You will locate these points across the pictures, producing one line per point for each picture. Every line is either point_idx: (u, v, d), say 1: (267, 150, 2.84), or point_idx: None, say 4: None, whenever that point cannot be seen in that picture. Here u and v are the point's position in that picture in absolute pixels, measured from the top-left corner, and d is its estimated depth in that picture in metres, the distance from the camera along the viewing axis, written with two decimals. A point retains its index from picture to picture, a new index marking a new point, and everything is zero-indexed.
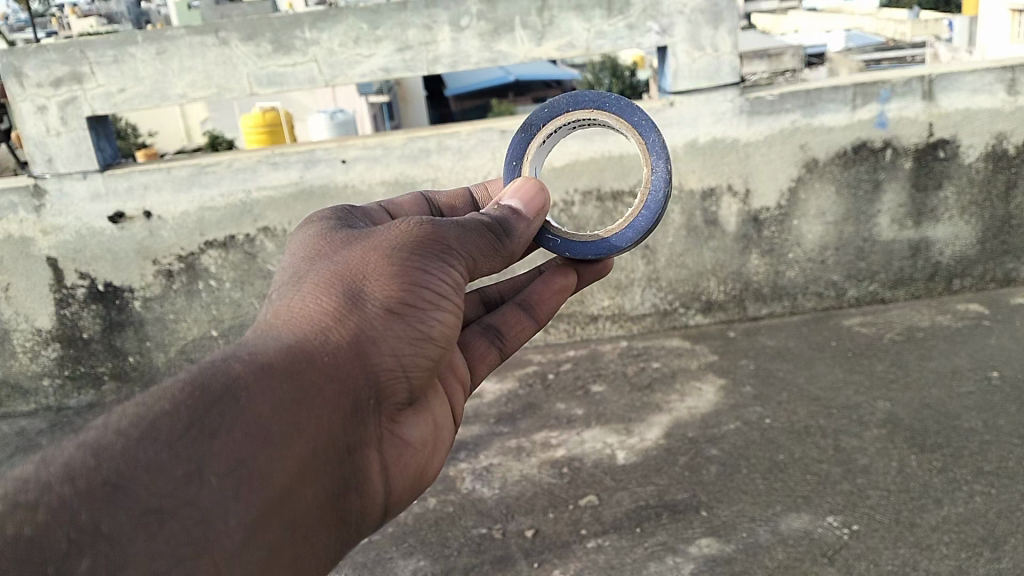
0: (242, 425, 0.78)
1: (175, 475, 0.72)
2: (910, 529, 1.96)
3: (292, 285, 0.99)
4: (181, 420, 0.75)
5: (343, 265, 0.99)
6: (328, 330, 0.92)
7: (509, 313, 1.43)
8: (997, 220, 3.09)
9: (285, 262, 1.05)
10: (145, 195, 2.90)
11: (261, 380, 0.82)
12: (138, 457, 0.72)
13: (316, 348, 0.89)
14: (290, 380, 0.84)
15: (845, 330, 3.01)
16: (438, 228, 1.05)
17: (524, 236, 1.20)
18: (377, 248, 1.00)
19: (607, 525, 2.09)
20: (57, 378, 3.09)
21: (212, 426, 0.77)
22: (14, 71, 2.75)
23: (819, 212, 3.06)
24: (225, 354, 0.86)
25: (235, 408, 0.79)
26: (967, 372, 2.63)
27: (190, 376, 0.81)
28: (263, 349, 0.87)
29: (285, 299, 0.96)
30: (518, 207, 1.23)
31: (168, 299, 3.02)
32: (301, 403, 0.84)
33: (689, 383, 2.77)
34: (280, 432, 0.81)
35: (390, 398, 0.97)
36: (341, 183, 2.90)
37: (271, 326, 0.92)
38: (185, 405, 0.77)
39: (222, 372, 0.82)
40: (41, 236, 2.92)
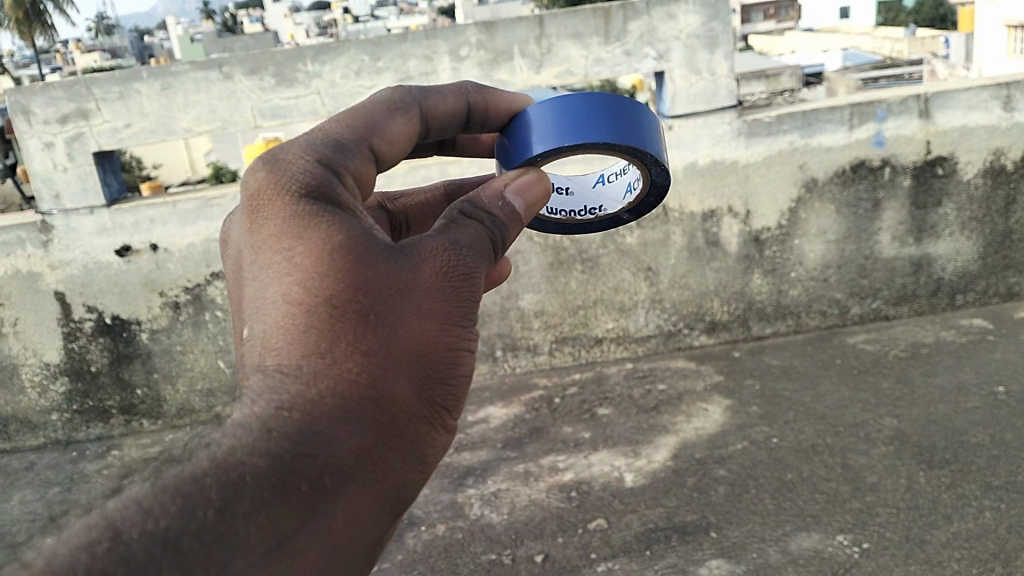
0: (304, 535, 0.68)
1: None
2: (921, 546, 1.96)
3: (304, 338, 0.76)
4: (234, 529, 0.63)
5: (380, 319, 0.79)
6: (372, 407, 0.77)
7: None
8: (998, 235, 3.10)
9: (274, 287, 0.78)
10: (151, 229, 2.93)
11: (334, 491, 0.71)
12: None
13: (364, 429, 0.76)
14: (344, 475, 0.72)
15: (849, 347, 3.02)
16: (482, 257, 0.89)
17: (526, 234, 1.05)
18: (416, 291, 0.82)
19: (617, 548, 2.09)
20: (65, 412, 3.10)
21: (294, 549, 0.67)
22: (21, 109, 2.78)
23: (820, 231, 3.07)
24: (257, 447, 0.68)
25: (291, 517, 0.67)
26: (973, 388, 2.63)
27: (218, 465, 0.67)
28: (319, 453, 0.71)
29: (306, 362, 0.75)
30: (529, 209, 1.01)
31: (174, 331, 3.04)
32: (360, 497, 0.74)
33: (695, 404, 2.77)
34: (345, 533, 0.72)
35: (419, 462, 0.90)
36: None
37: (299, 414, 0.72)
38: (254, 522, 0.65)
39: (265, 469, 0.67)
40: (49, 271, 2.95)
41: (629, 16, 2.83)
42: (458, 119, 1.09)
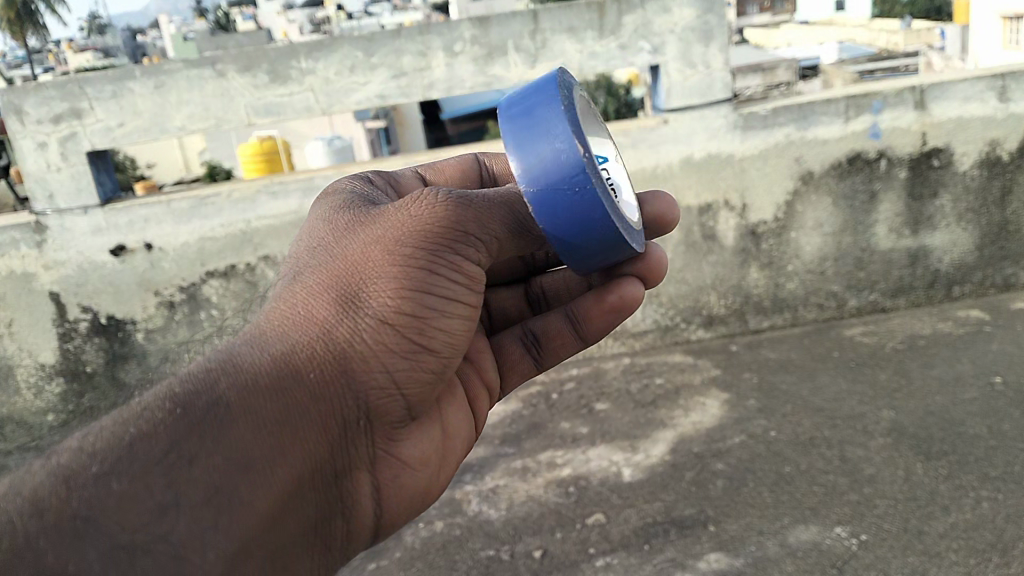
0: (223, 452, 0.79)
1: (149, 506, 0.74)
2: (919, 537, 1.95)
3: (283, 280, 0.99)
4: (159, 445, 0.77)
5: (330, 259, 0.97)
6: (318, 343, 0.90)
7: (553, 324, 1.30)
8: (994, 226, 3.10)
9: (291, 250, 1.05)
10: (145, 228, 2.91)
11: (262, 408, 0.84)
12: (111, 487, 0.73)
13: (305, 361, 0.89)
14: (275, 399, 0.85)
15: (846, 340, 3.02)
16: (458, 211, 0.98)
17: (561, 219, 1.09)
18: (381, 241, 0.96)
19: (615, 543, 2.08)
20: (61, 413, 3.09)
21: (191, 451, 0.78)
22: (14, 109, 2.77)
23: (817, 224, 3.07)
24: (218, 360, 0.87)
25: (215, 431, 0.80)
26: (970, 379, 2.63)
27: (172, 389, 0.83)
28: (246, 359, 0.87)
29: (279, 299, 0.95)
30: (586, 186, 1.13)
31: (170, 330, 3.03)
32: (286, 424, 0.85)
33: (693, 398, 2.77)
34: (263, 460, 0.82)
35: (385, 420, 0.96)
36: None
37: (258, 326, 0.92)
38: (159, 423, 0.78)
39: (205, 390, 0.82)
40: (44, 272, 2.94)
41: (623, 10, 2.83)
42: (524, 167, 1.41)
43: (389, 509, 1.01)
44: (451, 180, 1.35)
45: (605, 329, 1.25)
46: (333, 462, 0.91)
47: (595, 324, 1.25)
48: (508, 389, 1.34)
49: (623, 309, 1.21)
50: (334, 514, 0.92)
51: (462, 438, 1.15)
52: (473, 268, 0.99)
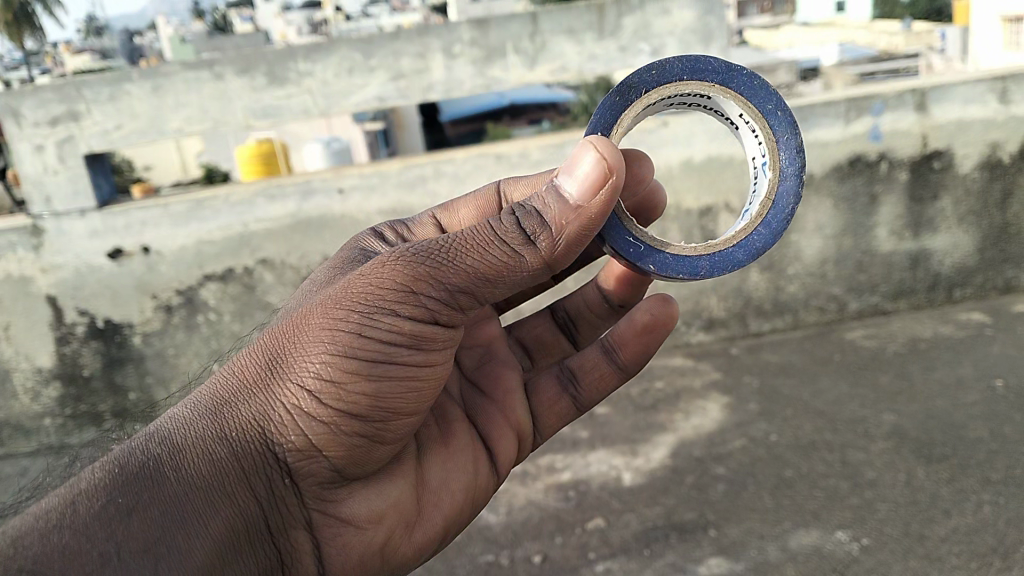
0: (147, 512, 0.91)
1: (75, 564, 0.85)
2: (920, 541, 1.94)
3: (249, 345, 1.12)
4: (87, 507, 0.90)
5: (283, 324, 1.07)
6: (252, 404, 1.00)
7: (588, 355, 1.41)
8: (995, 229, 3.09)
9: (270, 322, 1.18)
10: (143, 231, 2.90)
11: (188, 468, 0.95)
12: (42, 547, 0.86)
13: (237, 426, 0.99)
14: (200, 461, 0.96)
15: (847, 344, 3.00)
16: (407, 273, 1.03)
17: (558, 221, 1.04)
18: (320, 308, 1.05)
19: (616, 548, 2.07)
20: (58, 417, 3.07)
21: (114, 512, 0.90)
22: (12, 111, 2.78)
23: (817, 226, 3.05)
24: (165, 425, 0.99)
25: (140, 493, 0.92)
26: (971, 382, 2.62)
27: (119, 454, 0.96)
28: (183, 423, 0.99)
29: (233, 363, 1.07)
30: (586, 179, 1.03)
31: (167, 334, 3.02)
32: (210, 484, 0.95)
33: (694, 402, 2.75)
34: (186, 517, 0.92)
35: (321, 479, 1.03)
36: (339, 213, 2.91)
37: (206, 386, 1.04)
38: (95, 488, 0.92)
39: (141, 453, 0.95)
40: (41, 275, 2.92)
41: (623, 12, 2.82)
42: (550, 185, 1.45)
43: (338, 565, 1.08)
44: (460, 219, 1.45)
45: (641, 356, 1.38)
46: (263, 518, 0.99)
47: (631, 351, 1.38)
48: (543, 427, 1.41)
49: (657, 330, 1.36)
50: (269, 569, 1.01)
51: (443, 489, 1.22)
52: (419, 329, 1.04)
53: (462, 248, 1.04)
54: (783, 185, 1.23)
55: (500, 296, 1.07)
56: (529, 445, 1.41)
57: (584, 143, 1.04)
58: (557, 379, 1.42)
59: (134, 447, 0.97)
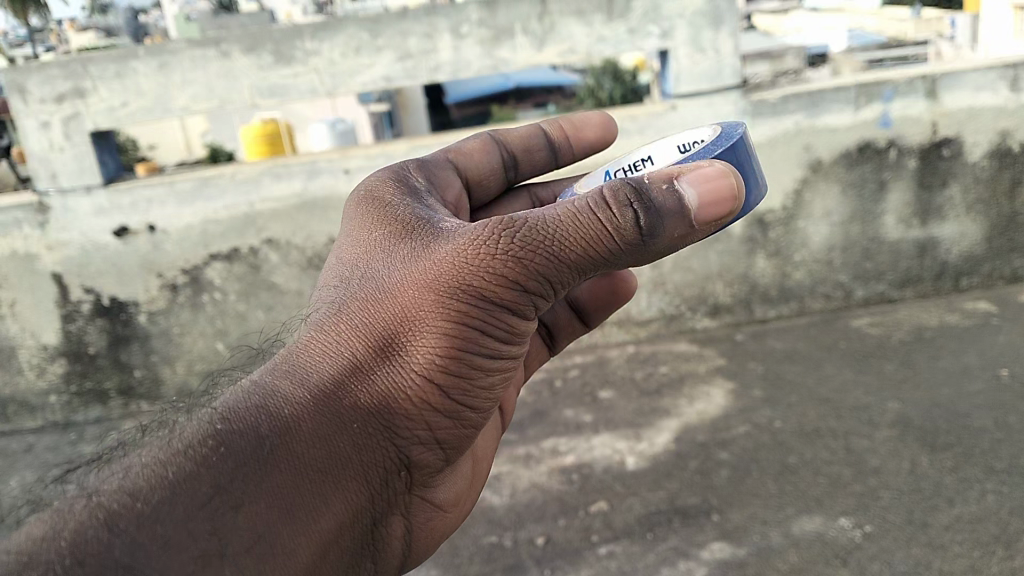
0: (267, 498, 0.89)
1: (193, 555, 0.83)
2: (923, 529, 1.94)
3: (321, 312, 1.08)
4: (206, 490, 0.86)
5: (380, 299, 1.06)
6: (359, 387, 1.00)
7: None
8: (1003, 218, 3.08)
9: (342, 286, 1.15)
10: (148, 209, 2.90)
11: (300, 450, 0.94)
12: (162, 532, 0.83)
13: (342, 406, 0.99)
14: (314, 444, 0.95)
15: (853, 331, 3.00)
16: (518, 266, 1.01)
17: (671, 233, 1.00)
18: (428, 290, 1.04)
19: (619, 531, 2.07)
20: (64, 394, 3.08)
21: (236, 496, 0.87)
22: (18, 88, 2.77)
23: (825, 213, 3.04)
24: (268, 394, 0.97)
25: (257, 476, 0.90)
26: (977, 371, 2.61)
27: (224, 421, 0.93)
28: (285, 398, 0.96)
29: (324, 330, 1.05)
30: (709, 202, 1.01)
31: (173, 313, 3.02)
32: (323, 470, 0.95)
33: (698, 387, 2.75)
34: (300, 502, 0.92)
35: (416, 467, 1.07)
36: (345, 193, 2.90)
37: (309, 357, 1.02)
38: (207, 463, 0.88)
39: (251, 428, 0.93)
40: (46, 252, 2.92)
41: None
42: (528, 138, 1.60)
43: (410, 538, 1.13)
44: (475, 160, 1.53)
45: None
46: (367, 503, 1.01)
47: None
48: None
49: None
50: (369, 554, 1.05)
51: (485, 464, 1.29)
52: (512, 323, 1.05)
53: (568, 241, 0.99)
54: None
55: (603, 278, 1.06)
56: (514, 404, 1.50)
57: (719, 169, 1.03)
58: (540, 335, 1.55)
59: (240, 422, 0.94)
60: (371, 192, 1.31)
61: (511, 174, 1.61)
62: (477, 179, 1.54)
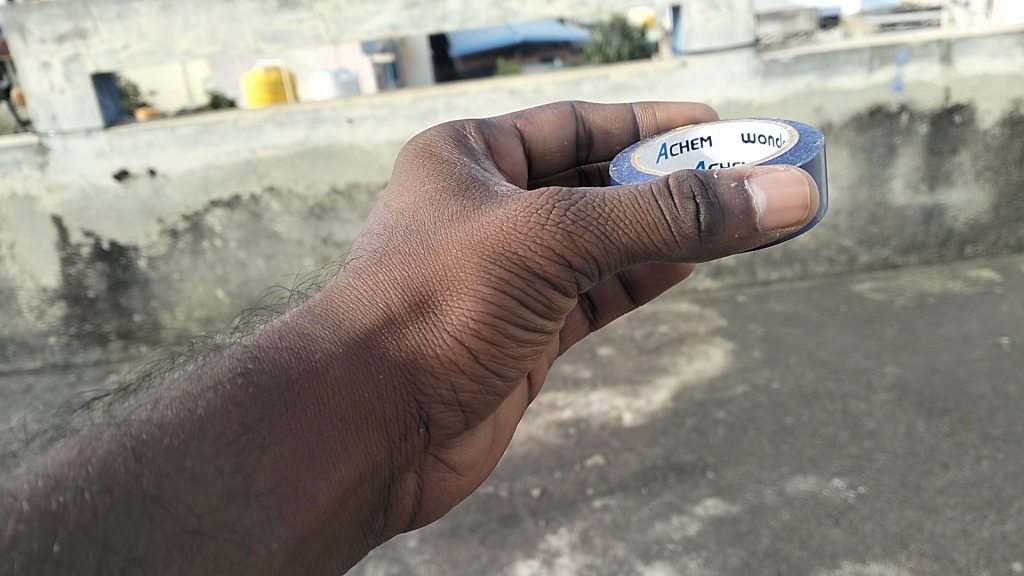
0: (293, 442, 0.86)
1: (216, 493, 0.79)
2: (917, 492, 1.95)
3: (362, 258, 1.05)
4: (232, 427, 0.83)
5: (422, 248, 1.02)
6: (395, 340, 0.97)
7: (608, 287, 1.52)
8: (1012, 186, 3.04)
9: (380, 226, 1.11)
10: (149, 154, 2.87)
11: (331, 400, 0.90)
12: (183, 466, 0.79)
13: (375, 359, 0.96)
14: (343, 394, 0.92)
15: (856, 295, 2.99)
16: (567, 229, 0.97)
17: (732, 233, 0.98)
18: (471, 242, 1.00)
19: (614, 485, 2.09)
20: (63, 336, 3.09)
21: (261, 438, 0.84)
22: (18, 27, 2.72)
23: (833, 176, 3.01)
24: (303, 336, 0.93)
25: (286, 420, 0.86)
26: (978, 339, 2.61)
27: (255, 362, 0.89)
28: (320, 345, 0.93)
29: (361, 275, 1.01)
30: (782, 206, 0.98)
31: (173, 259, 3.01)
32: (349, 422, 0.92)
33: (697, 347, 2.75)
34: (325, 453, 0.89)
35: (438, 427, 1.04)
36: (348, 143, 2.87)
37: (346, 304, 0.98)
38: (236, 400, 0.85)
39: (282, 371, 0.89)
40: (46, 193, 2.90)
41: None
42: (613, 120, 1.53)
43: (423, 498, 1.11)
44: (544, 134, 1.48)
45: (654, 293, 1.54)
46: (389, 461, 0.98)
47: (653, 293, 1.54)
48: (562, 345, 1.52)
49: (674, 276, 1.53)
50: (383, 506, 1.01)
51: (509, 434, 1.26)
52: (554, 296, 1.02)
53: (624, 215, 0.97)
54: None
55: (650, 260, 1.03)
56: (543, 373, 1.46)
57: (798, 178, 1.01)
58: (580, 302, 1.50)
59: (272, 361, 0.90)
60: (424, 144, 1.27)
61: (583, 152, 1.55)
62: (540, 153, 1.50)
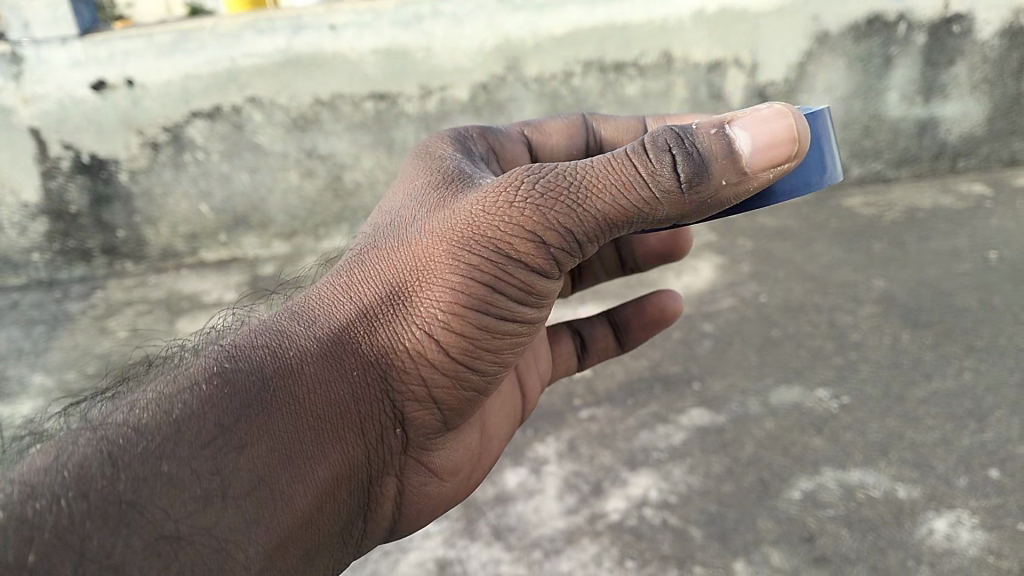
0: (270, 444, 0.91)
1: (194, 494, 0.83)
2: (899, 402, 1.98)
3: (339, 269, 1.11)
4: (210, 430, 0.88)
5: (395, 255, 1.07)
6: (369, 340, 1.03)
7: (600, 330, 1.64)
8: (1008, 99, 3.00)
9: (359, 241, 1.17)
10: (126, 63, 2.78)
11: (308, 401, 0.95)
12: (161, 469, 0.83)
13: (351, 360, 1.01)
14: (318, 396, 0.97)
15: (845, 209, 2.98)
16: (537, 212, 1.00)
17: (718, 181, 0.96)
18: (441, 243, 1.05)
19: (601, 396, 2.11)
20: (47, 252, 3.07)
21: (237, 440, 0.88)
22: None
23: (827, 86, 2.96)
24: (282, 342, 0.99)
25: (262, 422, 0.91)
26: (966, 253, 2.60)
27: (234, 367, 0.94)
28: (297, 350, 0.98)
29: (338, 283, 1.07)
30: (768, 143, 0.94)
31: (155, 172, 2.96)
32: (325, 423, 0.97)
33: (686, 261, 2.74)
34: (302, 455, 0.93)
35: (415, 429, 1.08)
36: (331, 52, 2.79)
37: (323, 311, 1.04)
38: (214, 404, 0.90)
39: (259, 375, 0.94)
40: (22, 105, 2.83)
41: None
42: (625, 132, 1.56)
43: (405, 503, 1.15)
44: (554, 146, 1.52)
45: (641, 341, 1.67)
46: (367, 463, 1.03)
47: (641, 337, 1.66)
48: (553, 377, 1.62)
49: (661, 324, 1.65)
50: (360, 510, 1.05)
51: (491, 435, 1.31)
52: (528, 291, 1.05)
53: (596, 190, 0.99)
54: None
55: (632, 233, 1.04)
56: (537, 388, 1.50)
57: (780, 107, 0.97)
58: (571, 335, 1.63)
59: (251, 367, 0.95)
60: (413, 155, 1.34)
61: None
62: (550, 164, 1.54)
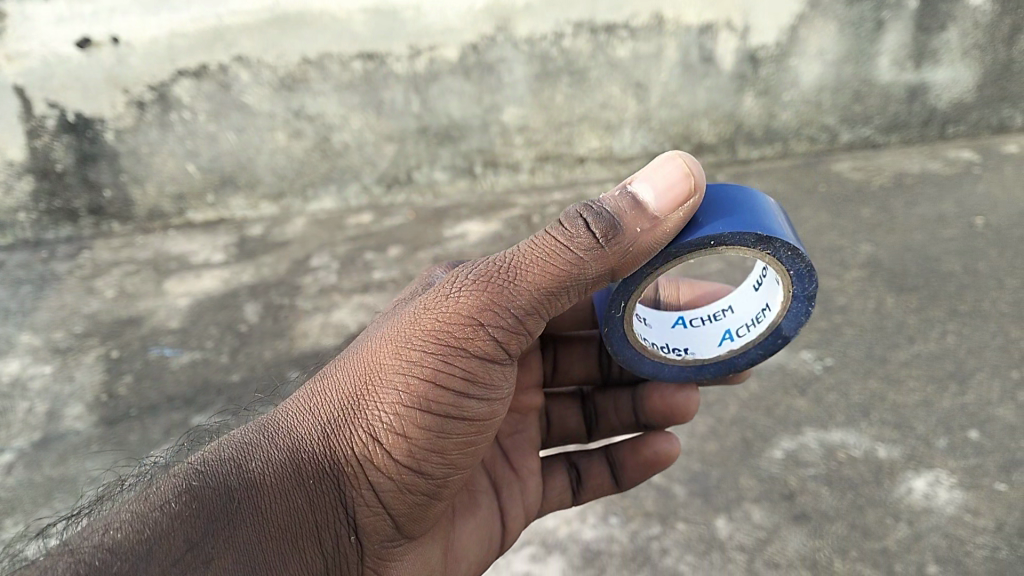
0: (234, 553, 0.97)
1: None
2: (882, 364, 2.00)
3: (298, 386, 1.16)
4: (179, 545, 0.94)
5: (348, 362, 1.13)
6: (323, 445, 1.07)
7: (596, 466, 1.61)
8: (998, 65, 2.99)
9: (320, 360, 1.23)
10: (111, 19, 2.72)
11: (268, 505, 1.02)
12: None
13: (308, 464, 1.06)
14: (278, 502, 1.03)
15: (834, 174, 2.99)
16: (472, 299, 1.10)
17: (629, 229, 1.09)
18: (389, 344, 1.11)
19: None
20: (33, 212, 3.05)
21: (204, 553, 0.95)
22: None
23: (819, 50, 2.95)
24: (244, 450, 1.05)
25: (226, 532, 0.97)
26: (952, 219, 2.62)
27: (199, 479, 1.01)
28: (258, 460, 1.04)
29: (296, 396, 1.12)
30: (666, 191, 1.10)
31: (141, 132, 2.94)
32: (285, 532, 1.02)
33: None
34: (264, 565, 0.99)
35: (373, 535, 1.12)
36: (319, 10, 2.75)
37: (280, 418, 1.10)
38: (181, 517, 0.96)
39: (223, 488, 1.00)
40: (5, 63, 2.76)
41: None
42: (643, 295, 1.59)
43: None
44: None
45: (638, 481, 1.60)
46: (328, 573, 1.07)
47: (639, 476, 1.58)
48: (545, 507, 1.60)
49: (657, 465, 1.57)
50: None
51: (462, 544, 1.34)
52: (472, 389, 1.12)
53: (526, 267, 1.10)
54: (707, 366, 1.46)
55: (566, 306, 1.14)
56: (521, 522, 1.49)
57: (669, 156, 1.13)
58: (566, 470, 1.61)
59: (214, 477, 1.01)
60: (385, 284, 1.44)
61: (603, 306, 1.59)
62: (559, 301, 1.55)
